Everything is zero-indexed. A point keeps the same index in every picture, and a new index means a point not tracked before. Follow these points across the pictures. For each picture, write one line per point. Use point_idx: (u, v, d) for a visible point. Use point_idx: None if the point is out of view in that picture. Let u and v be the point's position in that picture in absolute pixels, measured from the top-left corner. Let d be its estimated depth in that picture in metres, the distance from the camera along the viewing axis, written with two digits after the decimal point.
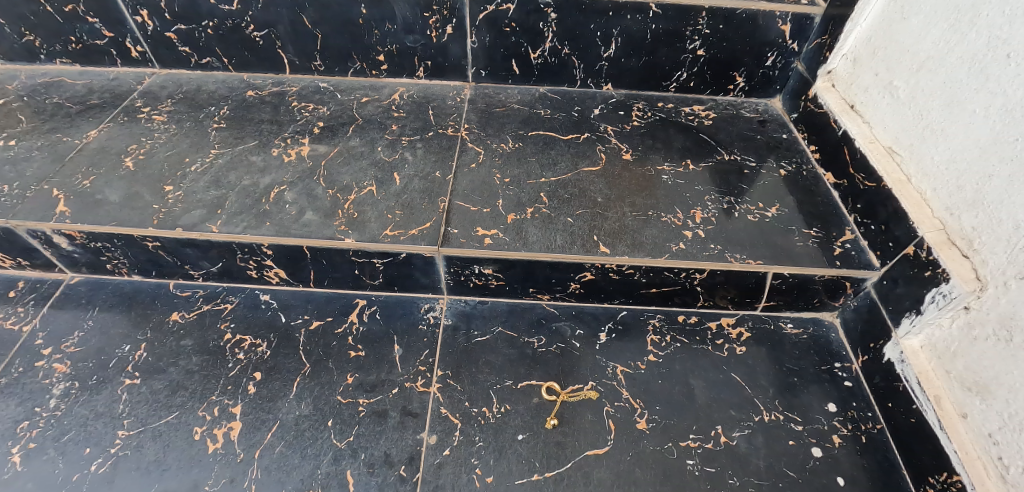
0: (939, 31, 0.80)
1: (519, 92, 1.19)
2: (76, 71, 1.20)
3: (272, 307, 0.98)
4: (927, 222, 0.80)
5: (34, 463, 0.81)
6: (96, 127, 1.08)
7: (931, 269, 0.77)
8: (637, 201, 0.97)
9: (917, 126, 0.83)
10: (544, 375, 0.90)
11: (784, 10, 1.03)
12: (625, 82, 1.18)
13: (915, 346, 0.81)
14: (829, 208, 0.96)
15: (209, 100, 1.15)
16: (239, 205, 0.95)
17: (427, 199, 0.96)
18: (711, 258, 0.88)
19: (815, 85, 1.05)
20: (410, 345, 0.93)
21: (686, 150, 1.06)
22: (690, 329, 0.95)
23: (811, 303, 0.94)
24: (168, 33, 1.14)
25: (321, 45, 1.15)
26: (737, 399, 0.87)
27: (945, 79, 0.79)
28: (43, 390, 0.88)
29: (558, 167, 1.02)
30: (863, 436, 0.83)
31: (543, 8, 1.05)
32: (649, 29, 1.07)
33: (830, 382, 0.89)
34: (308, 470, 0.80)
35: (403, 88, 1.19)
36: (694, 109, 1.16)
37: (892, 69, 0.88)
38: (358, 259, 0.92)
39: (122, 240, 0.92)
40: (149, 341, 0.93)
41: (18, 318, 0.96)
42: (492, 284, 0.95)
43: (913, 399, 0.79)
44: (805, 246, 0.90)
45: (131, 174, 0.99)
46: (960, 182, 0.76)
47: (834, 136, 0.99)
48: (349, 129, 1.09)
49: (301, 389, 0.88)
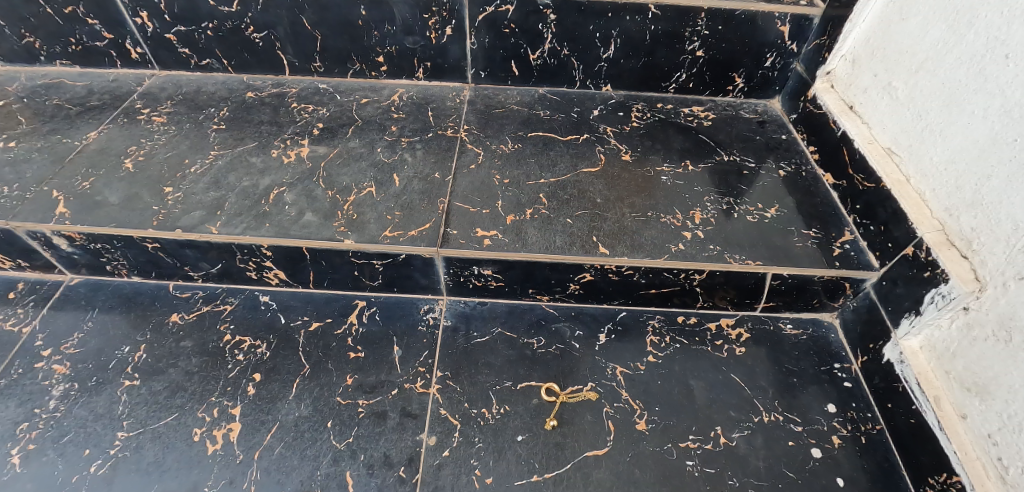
0: (938, 32, 0.80)
1: (519, 93, 1.19)
2: (76, 72, 1.21)
3: (272, 308, 0.98)
4: (926, 222, 0.80)
5: (34, 464, 0.81)
6: (96, 129, 1.08)
7: (930, 270, 0.77)
8: (637, 202, 0.97)
9: (916, 127, 0.83)
10: (544, 376, 0.90)
11: (783, 11, 1.03)
12: (624, 83, 1.18)
13: (914, 347, 0.81)
14: (828, 209, 0.96)
15: (209, 101, 1.15)
16: (239, 206, 0.95)
17: (427, 200, 0.96)
18: (710, 259, 0.88)
19: (815, 86, 1.05)
20: (410, 346, 0.93)
21: (685, 151, 1.06)
22: (690, 329, 0.95)
23: (810, 303, 0.94)
24: (168, 35, 1.14)
25: (321, 47, 1.15)
26: (737, 400, 0.87)
27: (945, 79, 0.79)
28: (43, 391, 0.88)
29: (558, 168, 1.02)
30: (863, 437, 0.83)
31: (542, 9, 1.05)
32: (648, 30, 1.07)
33: (830, 382, 0.89)
34: (308, 471, 0.80)
35: (403, 89, 1.19)
36: (694, 110, 1.16)
37: (891, 70, 0.89)
38: (358, 260, 0.92)
39: (122, 241, 0.92)
40: (149, 342, 0.94)
41: (18, 319, 0.96)
42: (491, 285, 0.95)
43: (913, 399, 0.79)
44: (804, 247, 0.90)
45: (131, 175, 0.99)
46: (959, 182, 0.76)
47: (833, 137, 0.99)
48: (349, 131, 1.09)
49: (301, 390, 0.88)
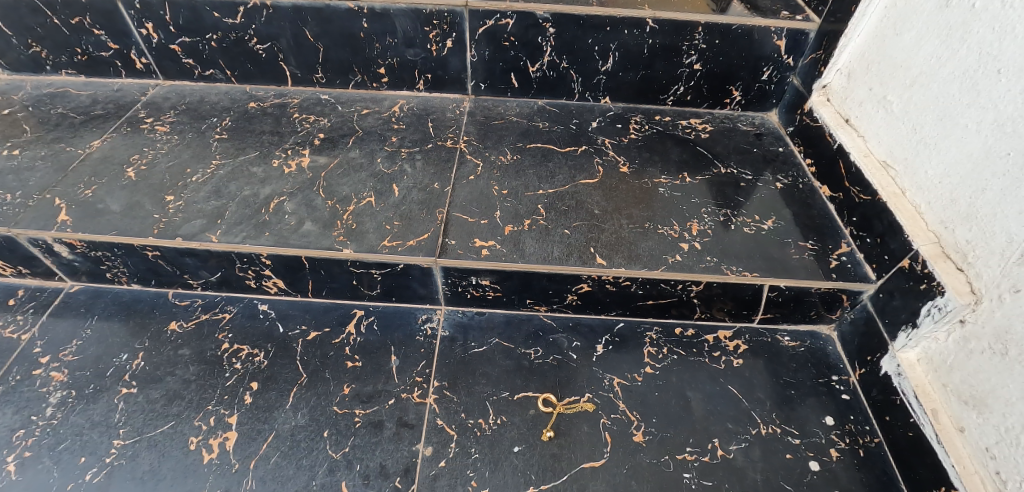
0: (931, 46, 0.81)
1: (518, 105, 1.20)
2: (81, 82, 1.22)
3: (270, 317, 0.98)
4: (922, 235, 0.80)
5: (29, 471, 0.81)
6: (99, 138, 1.09)
7: (926, 282, 0.77)
8: (634, 213, 0.97)
9: (910, 140, 0.84)
10: (540, 387, 0.89)
11: (780, 26, 1.04)
12: (622, 96, 1.19)
13: (911, 359, 0.81)
14: (825, 220, 0.96)
15: (212, 111, 1.16)
16: (238, 215, 0.95)
17: (425, 210, 0.97)
18: (707, 270, 0.88)
19: (811, 100, 1.06)
20: (408, 356, 0.93)
21: (682, 163, 1.07)
22: (687, 341, 0.95)
23: (808, 315, 0.94)
24: (172, 45, 1.15)
25: (322, 58, 1.16)
26: (734, 413, 0.87)
27: (938, 93, 0.80)
28: (40, 398, 0.88)
29: (556, 179, 1.03)
30: (860, 449, 0.83)
31: (542, 22, 1.07)
32: (646, 43, 1.08)
33: (828, 395, 0.89)
34: (303, 481, 0.80)
35: (403, 100, 1.20)
36: (692, 123, 1.17)
37: (886, 83, 0.89)
38: (357, 270, 0.92)
39: (122, 249, 0.93)
40: (147, 349, 0.94)
41: (17, 326, 0.97)
42: (489, 295, 0.95)
43: (911, 412, 0.79)
44: (801, 258, 0.90)
45: (133, 184, 1.00)
46: (954, 195, 0.76)
47: (829, 150, 0.99)
48: (349, 141, 1.10)
49: (297, 400, 0.88)
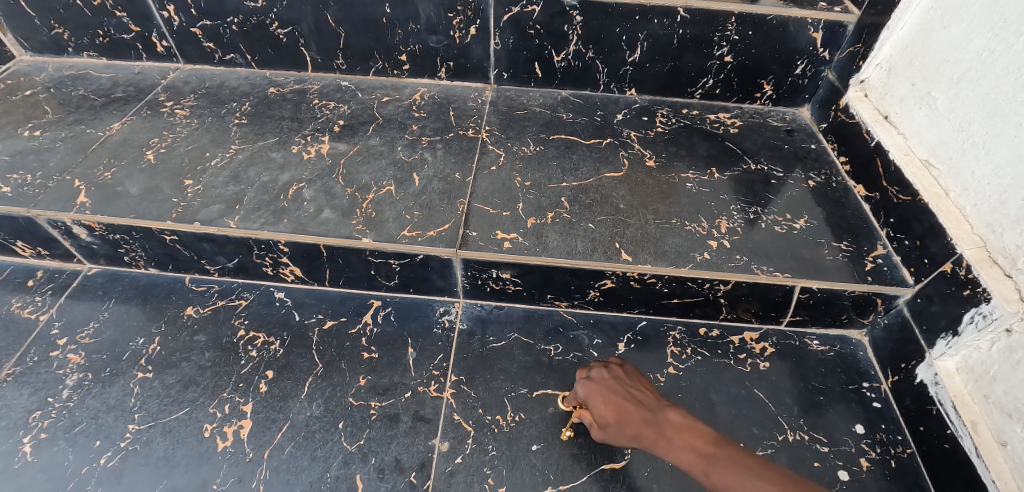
0: (983, 40, 0.76)
1: (541, 95, 1.17)
2: (103, 64, 1.22)
3: (286, 305, 0.97)
4: (967, 238, 0.77)
5: (45, 453, 0.80)
6: (119, 120, 1.08)
7: (970, 287, 0.74)
8: (660, 209, 0.94)
9: (955, 139, 0.80)
10: (560, 385, 0.87)
11: (816, 17, 1.00)
12: (649, 88, 1.16)
13: (950, 369, 0.78)
14: (859, 221, 0.93)
15: (232, 96, 1.15)
16: (257, 201, 0.94)
17: (446, 200, 0.94)
18: (736, 269, 0.85)
19: (847, 95, 1.02)
20: (424, 349, 0.91)
21: (710, 158, 1.04)
22: (712, 342, 0.92)
23: (838, 319, 0.91)
24: (193, 29, 1.14)
25: (343, 44, 1.14)
26: (760, 417, 0.84)
27: (989, 89, 0.75)
28: (57, 380, 0.88)
29: (581, 171, 1.00)
30: (892, 460, 0.80)
31: (569, 10, 1.04)
32: (675, 34, 1.05)
33: (858, 402, 0.85)
34: (317, 473, 0.79)
35: (424, 88, 1.18)
36: (720, 117, 1.13)
37: (930, 79, 0.85)
38: (375, 259, 0.90)
39: (140, 233, 0.92)
40: (163, 334, 0.93)
41: (35, 307, 0.97)
42: (509, 289, 0.93)
43: (949, 423, 0.76)
44: (834, 260, 0.87)
45: (152, 167, 0.99)
46: (1003, 197, 0.73)
47: (865, 148, 0.96)
48: (369, 128, 1.08)
49: (312, 389, 0.87)
